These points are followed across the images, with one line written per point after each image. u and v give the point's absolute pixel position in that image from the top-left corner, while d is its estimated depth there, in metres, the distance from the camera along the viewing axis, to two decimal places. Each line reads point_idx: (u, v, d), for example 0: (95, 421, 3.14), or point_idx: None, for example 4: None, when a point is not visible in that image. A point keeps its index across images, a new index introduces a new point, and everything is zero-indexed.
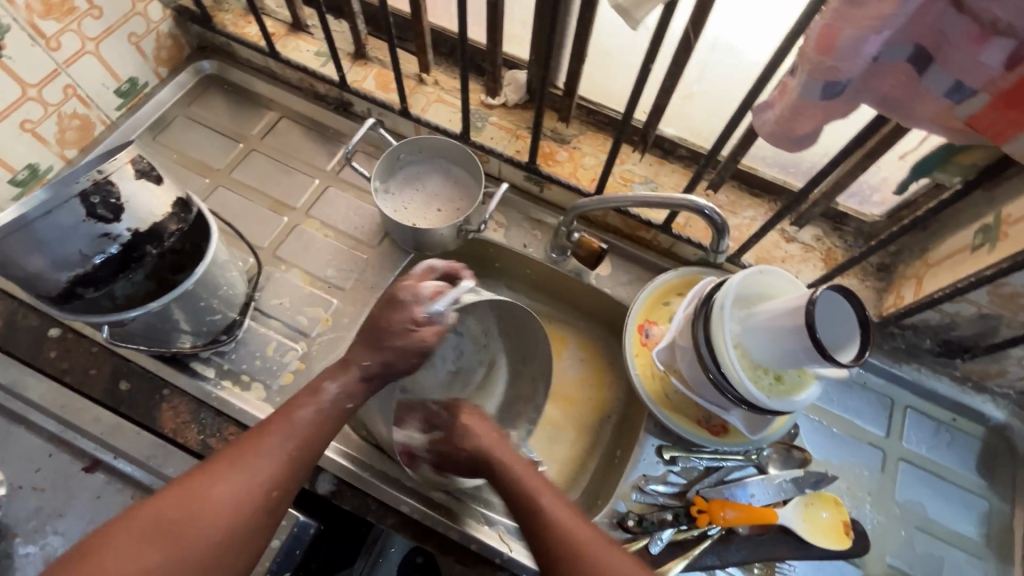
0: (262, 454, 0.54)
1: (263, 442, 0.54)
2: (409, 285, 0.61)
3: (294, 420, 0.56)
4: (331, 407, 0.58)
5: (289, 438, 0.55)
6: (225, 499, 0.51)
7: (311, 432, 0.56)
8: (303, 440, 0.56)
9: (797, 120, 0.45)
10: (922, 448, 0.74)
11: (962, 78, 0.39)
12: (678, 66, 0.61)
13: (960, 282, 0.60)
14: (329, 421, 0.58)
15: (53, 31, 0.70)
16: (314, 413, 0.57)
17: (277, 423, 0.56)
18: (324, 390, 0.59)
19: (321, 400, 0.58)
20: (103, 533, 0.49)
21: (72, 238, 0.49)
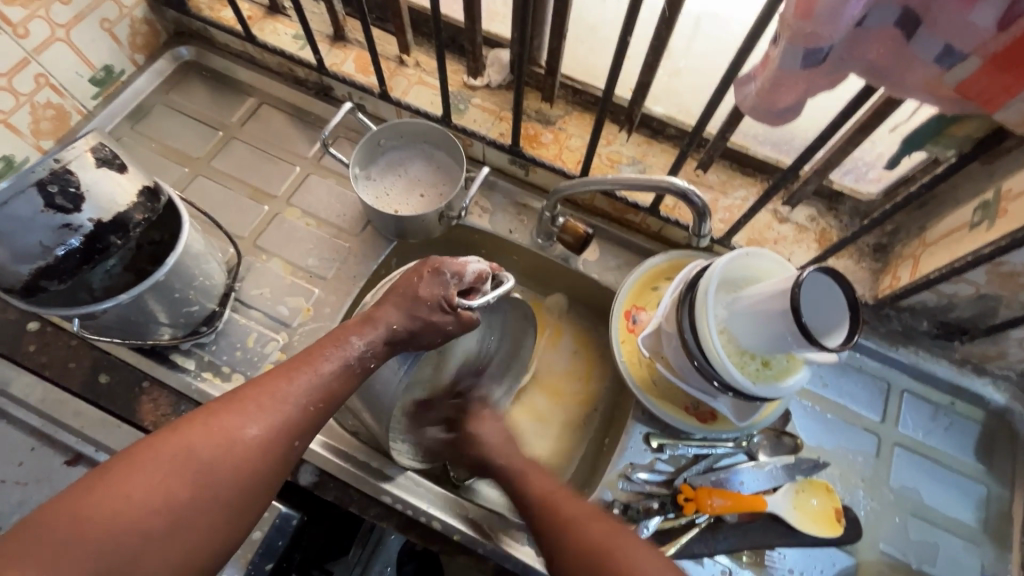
0: (287, 402, 0.51)
1: (289, 390, 0.52)
2: (456, 264, 0.60)
3: (321, 370, 0.54)
4: (357, 362, 0.56)
5: (316, 389, 0.53)
6: (251, 445, 0.48)
7: (337, 383, 0.54)
8: (329, 392, 0.53)
9: (778, 92, 0.43)
10: (918, 433, 0.72)
11: (952, 41, 0.36)
12: (660, 40, 0.59)
13: (957, 261, 0.58)
14: (355, 375, 0.56)
15: (20, 18, 0.69)
16: (340, 366, 0.55)
17: (303, 371, 0.53)
18: (350, 345, 0.56)
19: (348, 353, 0.56)
20: (118, 464, 0.44)
21: (30, 229, 0.48)
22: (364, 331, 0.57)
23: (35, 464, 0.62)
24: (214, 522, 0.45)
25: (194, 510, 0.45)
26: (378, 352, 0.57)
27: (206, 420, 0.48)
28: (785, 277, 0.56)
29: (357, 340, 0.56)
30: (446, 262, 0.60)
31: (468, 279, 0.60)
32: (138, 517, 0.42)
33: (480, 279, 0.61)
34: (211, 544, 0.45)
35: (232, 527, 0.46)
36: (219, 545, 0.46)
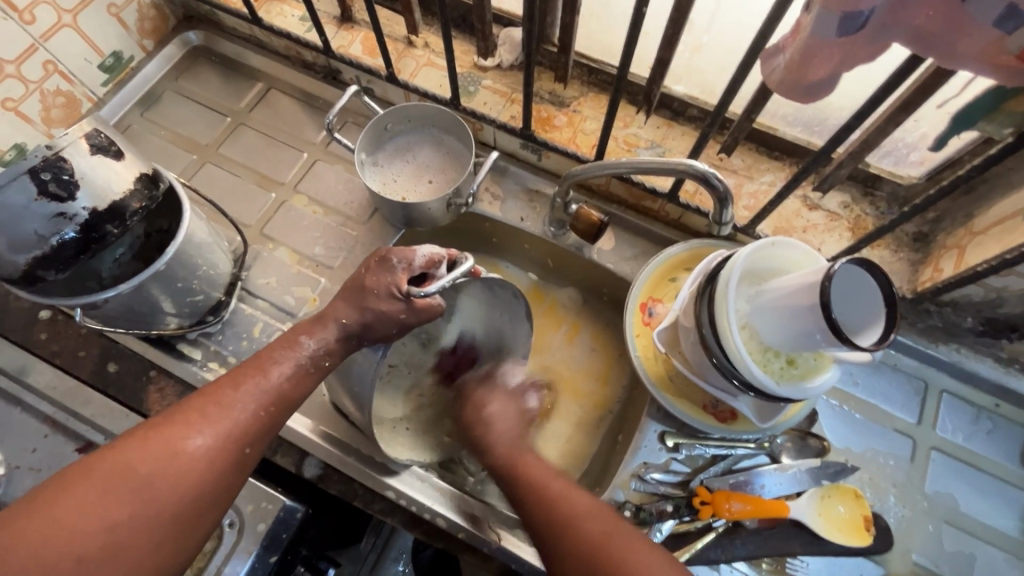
0: (235, 410, 0.50)
1: (236, 397, 0.50)
2: (403, 249, 0.57)
3: (271, 374, 0.53)
4: (309, 362, 0.55)
5: (264, 394, 0.52)
6: (196, 456, 0.47)
7: (289, 386, 0.53)
8: (281, 395, 0.52)
9: (810, 65, 0.39)
10: (958, 437, 0.67)
11: (1016, 1, 0.32)
12: (680, 12, 0.54)
13: (1009, 253, 0.52)
14: (309, 376, 0.55)
15: (25, 3, 0.68)
16: (294, 369, 0.54)
17: (251, 377, 0.52)
18: (300, 345, 0.55)
19: (298, 353, 0.55)
20: (51, 491, 0.43)
21: (25, 218, 0.47)
22: (315, 328, 0.56)
23: (48, 451, 0.61)
24: (160, 539, 0.44)
25: (140, 525, 0.43)
26: (333, 348, 0.56)
27: (146, 436, 0.46)
28: (813, 269, 0.52)
29: (309, 339, 0.56)
30: (393, 249, 0.57)
31: (416, 265, 0.56)
32: (74, 542, 0.41)
33: (433, 263, 0.57)
34: (159, 562, 0.44)
35: (182, 542, 0.45)
36: (169, 560, 0.45)
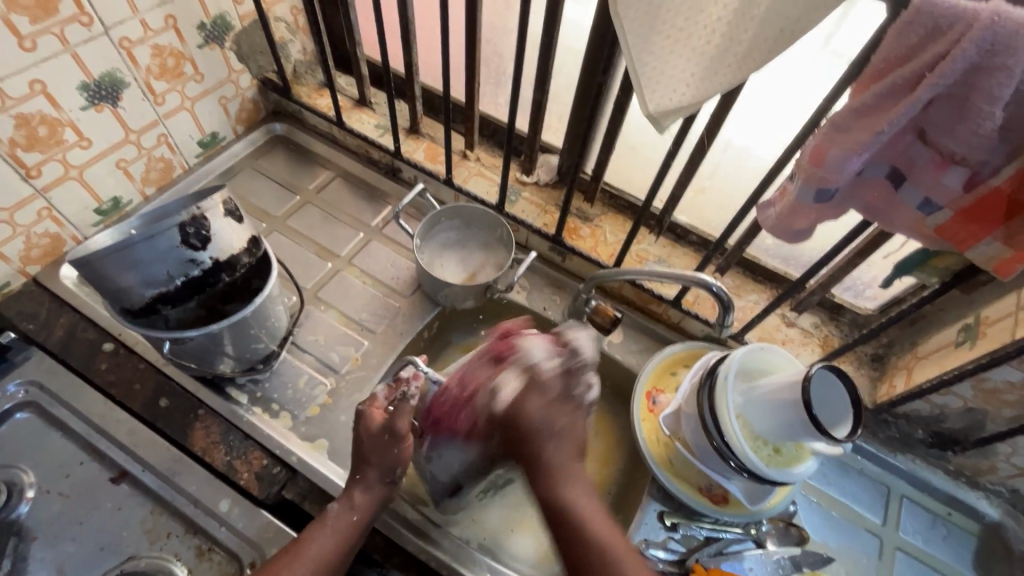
0: (311, 559, 0.59)
1: (309, 547, 0.59)
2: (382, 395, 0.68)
3: (312, 548, 0.59)
4: (339, 524, 0.62)
5: (340, 537, 0.61)
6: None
7: (326, 554, 0.60)
8: (324, 563, 0.59)
9: (793, 218, 0.53)
10: (918, 539, 0.76)
11: (929, 196, 0.47)
12: (693, 166, 0.72)
13: (946, 374, 0.67)
14: (347, 538, 0.61)
15: (162, 89, 0.83)
16: (324, 538, 0.60)
17: (283, 556, 0.59)
18: (328, 510, 0.63)
19: (330, 521, 0.62)
20: None
21: (164, 261, 0.57)
22: (356, 484, 0.64)
23: (81, 477, 0.69)
24: None
25: None
26: (364, 505, 0.63)
27: None
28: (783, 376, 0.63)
29: (361, 496, 0.63)
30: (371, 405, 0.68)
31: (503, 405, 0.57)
32: None
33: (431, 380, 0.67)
34: None
35: None
36: None
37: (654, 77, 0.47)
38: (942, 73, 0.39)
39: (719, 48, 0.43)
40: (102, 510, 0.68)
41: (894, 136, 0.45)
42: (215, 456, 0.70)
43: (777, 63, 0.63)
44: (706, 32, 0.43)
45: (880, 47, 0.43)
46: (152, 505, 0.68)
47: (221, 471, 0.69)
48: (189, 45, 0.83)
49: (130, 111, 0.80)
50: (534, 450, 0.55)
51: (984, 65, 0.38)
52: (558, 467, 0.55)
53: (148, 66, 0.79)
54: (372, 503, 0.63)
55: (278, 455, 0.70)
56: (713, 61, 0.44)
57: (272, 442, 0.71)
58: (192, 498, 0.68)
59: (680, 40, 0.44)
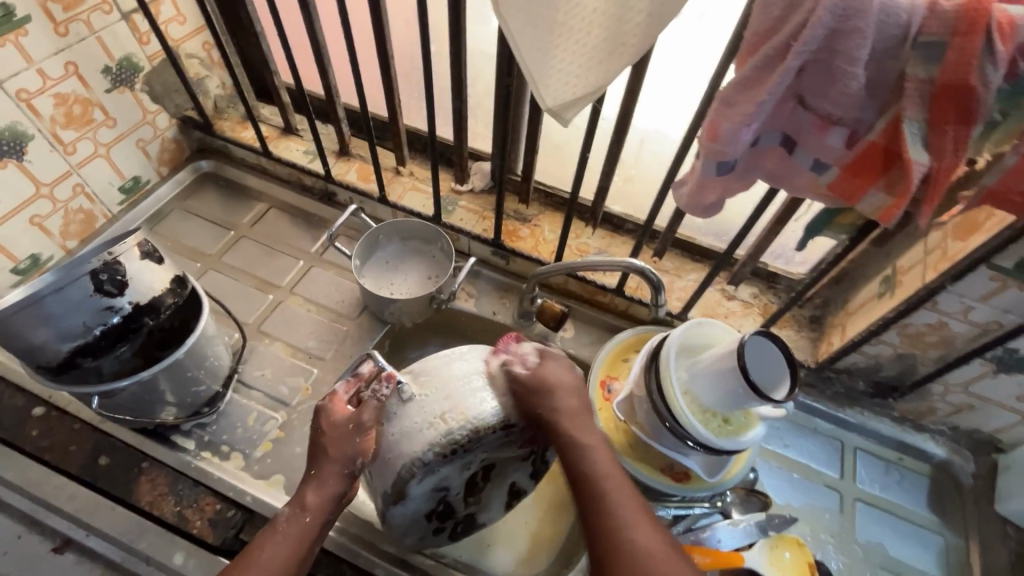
0: (267, 569, 0.53)
1: (264, 555, 0.54)
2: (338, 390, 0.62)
3: (263, 555, 0.54)
4: (292, 525, 0.56)
5: (294, 544, 0.55)
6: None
7: (283, 557, 0.54)
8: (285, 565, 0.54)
9: (702, 192, 0.55)
10: (874, 487, 0.79)
11: (819, 157, 0.49)
12: (614, 156, 0.74)
13: (873, 325, 0.70)
14: (309, 536, 0.56)
15: (71, 138, 0.80)
16: (276, 544, 0.55)
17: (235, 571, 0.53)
18: (278, 516, 0.57)
19: (282, 525, 0.56)
20: None
21: (78, 311, 0.55)
22: (310, 482, 0.58)
23: (21, 552, 0.65)
24: None
25: None
26: (327, 503, 0.58)
27: None
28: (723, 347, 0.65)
29: (313, 495, 0.57)
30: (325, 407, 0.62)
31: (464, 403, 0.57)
32: None
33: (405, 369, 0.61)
34: None
35: None
36: None
37: (547, 73, 0.48)
38: (805, 41, 0.41)
39: (601, 39, 0.45)
40: None
41: (777, 104, 0.47)
42: (163, 509, 0.67)
43: (669, 37, 0.65)
44: (585, 26, 0.45)
45: (751, 22, 0.46)
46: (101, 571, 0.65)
47: (172, 523, 0.66)
48: (96, 90, 0.81)
49: (38, 164, 0.77)
50: (552, 411, 0.58)
51: (840, 29, 0.41)
52: (586, 429, 0.59)
53: (52, 116, 0.77)
54: (324, 503, 0.57)
55: (231, 498, 0.68)
56: (597, 52, 0.46)
57: (224, 485, 0.68)
58: (143, 555, 0.65)
59: (564, 34, 0.45)
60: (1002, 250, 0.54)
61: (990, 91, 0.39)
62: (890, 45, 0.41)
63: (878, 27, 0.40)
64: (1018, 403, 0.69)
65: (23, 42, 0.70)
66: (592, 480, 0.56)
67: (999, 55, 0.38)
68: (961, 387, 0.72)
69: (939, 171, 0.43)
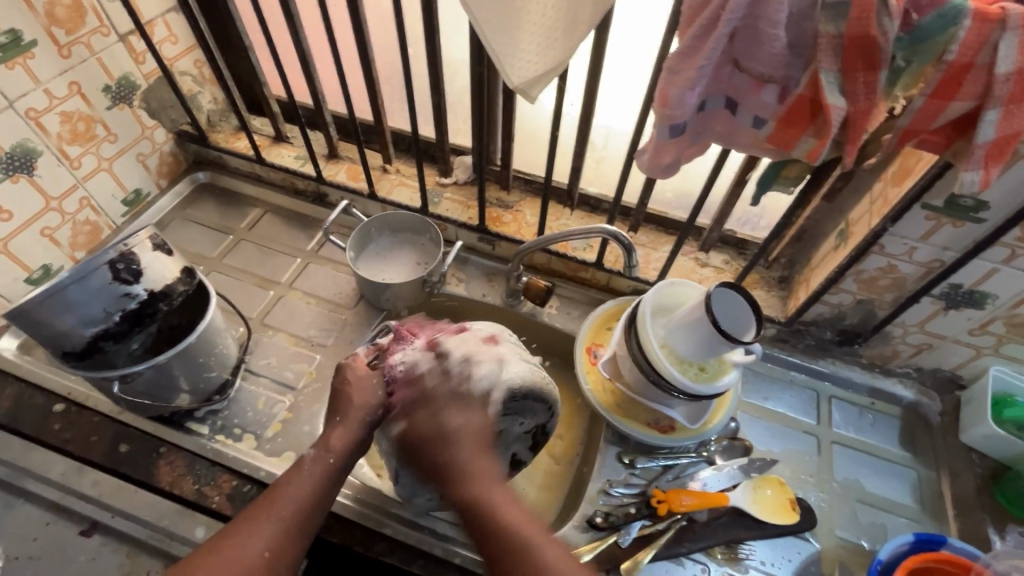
0: (291, 505, 0.58)
1: (289, 491, 0.59)
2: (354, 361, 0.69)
3: (290, 491, 0.59)
4: (319, 464, 0.62)
5: (317, 481, 0.60)
6: (272, 545, 0.56)
7: (310, 490, 0.60)
8: (314, 498, 0.60)
9: (660, 154, 0.61)
10: (850, 430, 0.84)
11: (758, 114, 0.55)
12: (583, 137, 0.80)
13: (832, 274, 0.75)
14: (335, 475, 0.62)
15: (77, 153, 0.86)
16: (304, 482, 0.60)
17: (269, 505, 0.58)
18: (303, 459, 0.62)
19: (306, 467, 0.61)
20: None
21: (98, 298, 0.60)
22: (336, 427, 0.64)
23: (50, 537, 0.69)
24: None
25: None
26: (350, 445, 0.63)
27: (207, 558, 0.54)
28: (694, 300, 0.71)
29: (338, 438, 0.63)
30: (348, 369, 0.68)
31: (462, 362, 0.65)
32: None
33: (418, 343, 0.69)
34: None
35: None
36: None
37: (510, 55, 0.54)
38: (731, 9, 0.47)
39: (555, 17, 0.51)
40: (75, 564, 0.68)
41: (716, 68, 0.53)
42: (182, 487, 0.71)
43: (621, 10, 0.70)
44: (541, 8, 0.50)
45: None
46: (126, 549, 0.69)
47: (191, 500, 0.70)
48: (97, 108, 0.87)
49: (47, 179, 0.82)
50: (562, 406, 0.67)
51: None
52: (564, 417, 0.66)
53: (58, 132, 0.82)
54: (347, 446, 0.63)
55: (246, 474, 0.72)
56: (554, 30, 0.51)
57: (239, 463, 0.73)
58: (166, 531, 0.69)
59: (522, 19, 0.51)
60: (931, 189, 0.60)
61: (889, 39, 0.45)
62: (803, 7, 0.47)
63: None
64: (971, 337, 0.75)
65: (31, 65, 0.76)
66: (488, 503, 0.56)
67: (892, 8, 0.44)
68: (918, 327, 0.77)
69: (855, 114, 0.49)
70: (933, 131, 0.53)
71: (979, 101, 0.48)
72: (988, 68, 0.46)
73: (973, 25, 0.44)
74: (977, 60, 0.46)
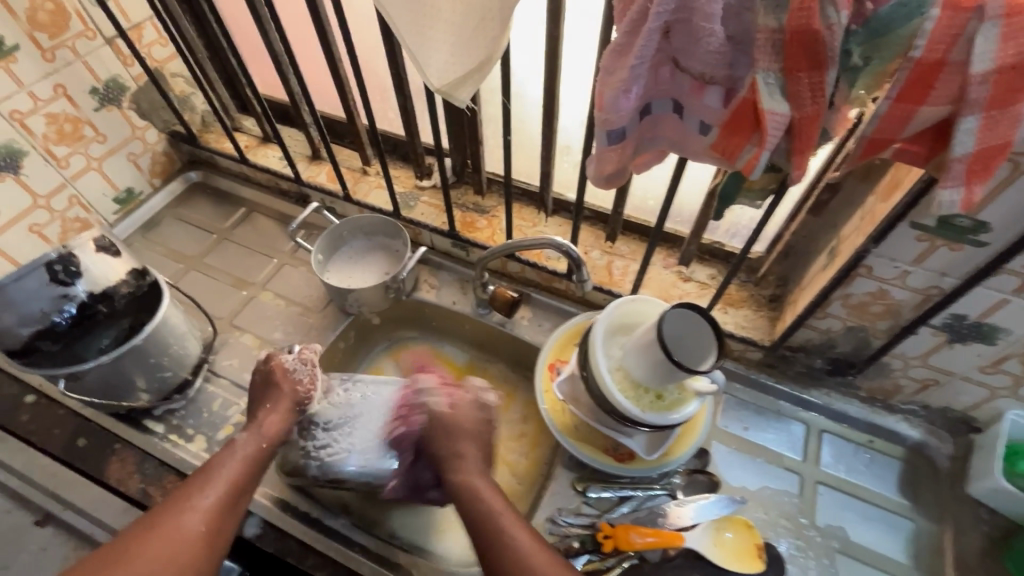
0: (227, 477, 0.58)
1: (224, 466, 0.59)
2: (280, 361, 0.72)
3: (225, 466, 0.59)
4: (256, 444, 0.62)
5: (249, 458, 0.61)
6: (213, 510, 0.55)
7: (247, 463, 0.60)
8: (248, 473, 0.60)
9: (603, 163, 0.55)
10: (840, 470, 0.75)
11: (703, 118, 0.49)
12: (548, 141, 0.75)
13: (816, 297, 0.67)
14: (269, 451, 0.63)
15: (64, 153, 0.89)
16: (237, 459, 0.60)
17: (208, 475, 0.58)
18: (234, 441, 0.62)
19: (239, 445, 0.62)
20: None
21: (36, 298, 0.63)
22: (268, 413, 0.66)
23: (9, 525, 0.72)
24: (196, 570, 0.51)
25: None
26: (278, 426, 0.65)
27: (147, 526, 0.52)
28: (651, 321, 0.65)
29: (271, 423, 0.65)
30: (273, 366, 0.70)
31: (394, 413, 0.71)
32: None
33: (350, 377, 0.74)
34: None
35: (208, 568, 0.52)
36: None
37: (426, 56, 0.50)
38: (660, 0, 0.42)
39: (462, 15, 0.47)
40: (28, 553, 0.70)
41: (653, 67, 0.47)
42: (130, 485, 0.72)
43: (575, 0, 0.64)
44: (446, 5, 0.47)
45: None
46: (75, 542, 0.71)
47: (136, 499, 0.71)
48: (84, 110, 0.89)
49: (34, 178, 0.86)
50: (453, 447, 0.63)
51: None
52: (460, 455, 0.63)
53: (44, 134, 0.85)
54: (278, 432, 0.65)
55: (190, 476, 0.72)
56: (463, 29, 0.48)
57: (184, 464, 0.73)
58: (109, 528, 0.70)
59: (435, 17, 0.48)
60: (919, 206, 0.52)
61: (836, 33, 0.38)
62: None
63: None
64: (982, 375, 0.65)
65: (14, 68, 0.79)
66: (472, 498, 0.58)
67: None
68: (919, 360, 0.68)
69: (801, 121, 0.42)
70: (908, 139, 0.45)
71: (955, 105, 0.40)
72: (964, 67, 0.38)
73: (942, 15, 0.37)
74: (949, 56, 0.38)
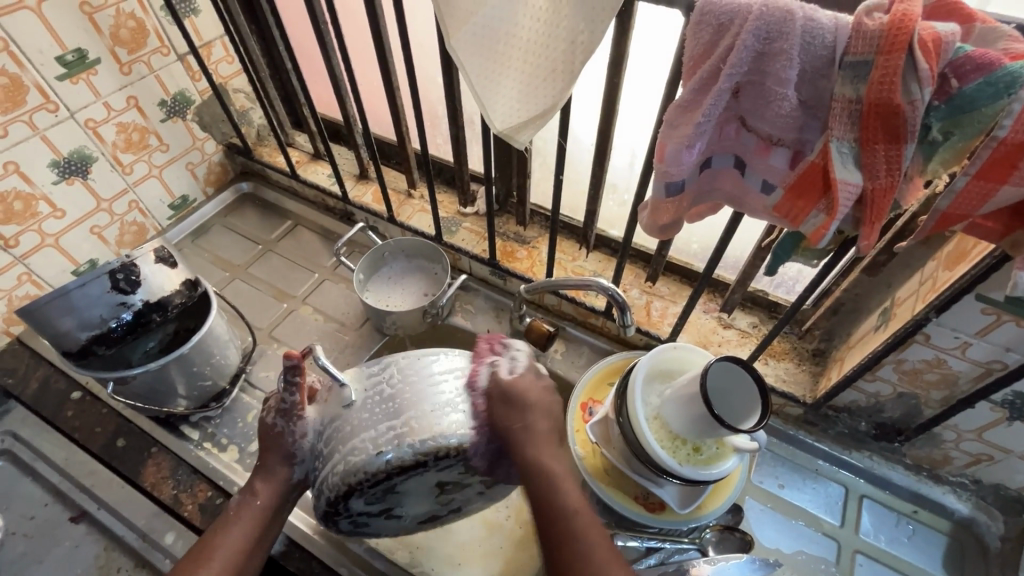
0: (229, 546, 0.57)
1: (228, 532, 0.57)
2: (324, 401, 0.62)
3: (225, 535, 0.57)
4: (260, 503, 0.59)
5: (254, 522, 0.58)
6: None
7: (260, 516, 0.59)
8: (262, 529, 0.59)
9: (658, 213, 0.55)
10: (880, 540, 0.72)
11: (767, 178, 0.48)
12: (597, 181, 0.75)
13: (866, 360, 0.65)
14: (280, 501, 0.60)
15: (129, 160, 0.93)
16: (247, 520, 0.58)
17: (221, 532, 0.57)
18: (232, 504, 0.59)
19: (237, 510, 0.59)
20: None
21: (98, 305, 0.67)
22: (258, 471, 0.60)
23: (45, 518, 0.74)
24: None
25: None
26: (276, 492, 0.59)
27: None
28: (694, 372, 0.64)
29: (261, 483, 0.59)
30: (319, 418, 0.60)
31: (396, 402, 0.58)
32: None
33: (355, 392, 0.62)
34: None
35: None
36: None
37: (491, 99, 0.51)
38: (733, 64, 0.42)
39: (533, 65, 0.48)
40: (60, 549, 0.72)
41: (719, 125, 0.47)
42: (163, 490, 0.73)
43: (638, 48, 0.64)
44: (519, 54, 0.48)
45: (687, 46, 0.46)
46: (105, 542, 0.73)
47: (168, 504, 0.72)
48: (152, 120, 0.94)
49: (100, 182, 0.90)
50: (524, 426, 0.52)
51: (767, 52, 0.41)
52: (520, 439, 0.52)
53: (114, 142, 0.89)
54: (275, 493, 0.59)
55: (222, 486, 0.73)
56: (534, 77, 0.48)
57: (216, 474, 0.74)
58: (140, 531, 0.72)
59: (507, 62, 0.49)
60: (987, 279, 0.50)
61: (917, 109, 0.38)
62: (819, 66, 0.41)
63: (804, 48, 0.40)
64: None
65: (93, 80, 0.83)
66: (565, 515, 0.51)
67: (922, 73, 0.37)
68: (973, 435, 0.65)
69: (873, 191, 0.41)
70: (984, 216, 0.44)
71: None
72: None
73: None
74: None
